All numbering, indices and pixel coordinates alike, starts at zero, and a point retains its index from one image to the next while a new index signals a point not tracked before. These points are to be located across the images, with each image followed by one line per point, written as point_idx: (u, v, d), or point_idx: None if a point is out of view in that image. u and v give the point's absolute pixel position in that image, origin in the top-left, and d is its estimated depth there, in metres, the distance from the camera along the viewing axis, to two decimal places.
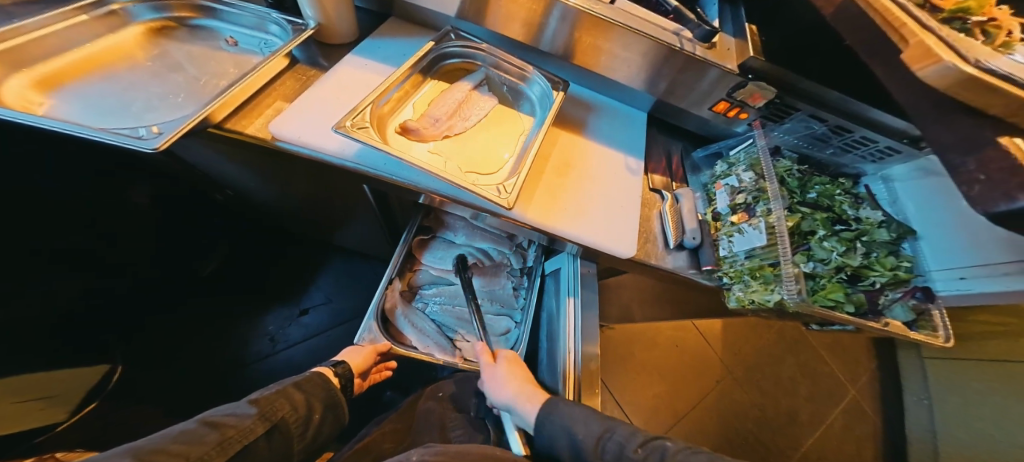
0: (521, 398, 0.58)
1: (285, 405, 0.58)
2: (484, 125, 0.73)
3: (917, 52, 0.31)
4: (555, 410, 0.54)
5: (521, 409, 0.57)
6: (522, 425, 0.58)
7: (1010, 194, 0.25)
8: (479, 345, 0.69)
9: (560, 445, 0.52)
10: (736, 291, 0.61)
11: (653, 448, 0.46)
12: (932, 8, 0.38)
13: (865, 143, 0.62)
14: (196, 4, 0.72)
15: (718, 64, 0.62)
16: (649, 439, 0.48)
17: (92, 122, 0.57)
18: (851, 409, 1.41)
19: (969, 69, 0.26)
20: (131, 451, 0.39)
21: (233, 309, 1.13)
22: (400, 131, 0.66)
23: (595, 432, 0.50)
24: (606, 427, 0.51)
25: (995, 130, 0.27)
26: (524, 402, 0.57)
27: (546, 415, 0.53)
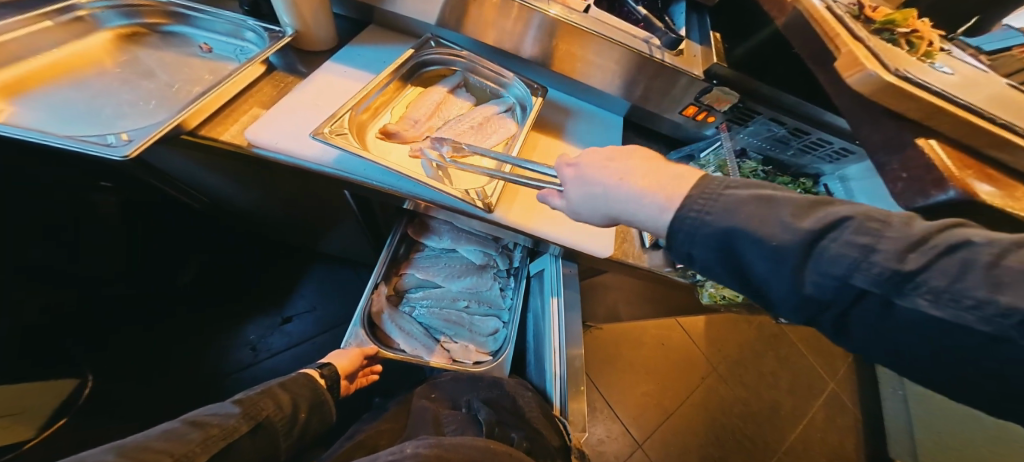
0: (635, 195, 0.37)
1: (270, 405, 0.58)
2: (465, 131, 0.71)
3: (847, 60, 0.36)
4: (722, 206, 0.33)
5: (648, 204, 0.36)
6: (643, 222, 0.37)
7: (926, 191, 0.30)
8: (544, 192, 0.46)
9: (742, 251, 0.32)
10: (709, 288, 0.64)
11: (946, 244, 0.25)
12: (866, 20, 0.44)
13: (821, 145, 0.67)
14: (167, 10, 0.71)
15: (685, 70, 0.66)
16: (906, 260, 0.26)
17: (57, 128, 0.56)
18: (830, 400, 1.46)
19: (890, 78, 0.32)
20: (116, 448, 0.41)
21: (211, 320, 1.10)
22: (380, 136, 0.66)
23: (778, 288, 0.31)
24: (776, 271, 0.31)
25: (915, 133, 0.33)
26: (659, 202, 0.35)
27: (711, 207, 0.33)
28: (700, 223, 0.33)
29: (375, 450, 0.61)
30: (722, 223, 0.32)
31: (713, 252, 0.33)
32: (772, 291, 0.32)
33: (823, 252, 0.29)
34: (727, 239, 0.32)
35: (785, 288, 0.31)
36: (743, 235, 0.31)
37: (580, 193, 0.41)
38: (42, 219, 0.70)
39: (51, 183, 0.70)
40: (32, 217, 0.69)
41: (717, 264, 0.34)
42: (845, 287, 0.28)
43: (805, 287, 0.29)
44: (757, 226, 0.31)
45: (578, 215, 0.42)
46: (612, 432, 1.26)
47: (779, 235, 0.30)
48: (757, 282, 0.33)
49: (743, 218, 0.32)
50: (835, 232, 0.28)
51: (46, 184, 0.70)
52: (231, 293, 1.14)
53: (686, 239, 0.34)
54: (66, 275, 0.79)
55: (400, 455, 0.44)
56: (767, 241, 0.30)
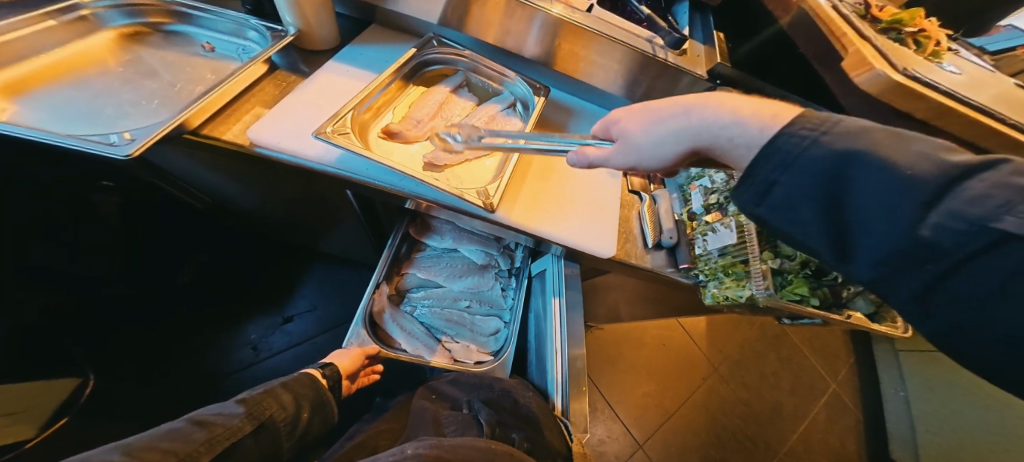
0: (724, 119, 0.36)
1: (272, 405, 0.58)
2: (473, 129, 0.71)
3: (853, 60, 0.36)
4: (840, 136, 0.29)
5: (739, 126, 0.35)
6: (733, 147, 0.36)
7: None
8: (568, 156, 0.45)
9: (851, 183, 0.28)
10: (712, 288, 0.62)
11: None
12: (872, 19, 0.43)
13: None
14: (169, 10, 0.71)
15: (688, 70, 0.66)
16: None
17: (60, 127, 0.56)
18: (832, 401, 1.46)
19: (898, 78, 0.32)
20: (121, 447, 0.41)
21: (213, 319, 1.10)
22: (383, 136, 0.66)
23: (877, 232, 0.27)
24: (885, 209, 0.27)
25: None
26: (755, 120, 0.34)
27: (823, 134, 0.30)
28: (807, 148, 0.30)
29: (375, 450, 0.61)
30: (843, 148, 0.29)
31: (816, 183, 0.30)
32: (866, 238, 0.28)
33: (961, 193, 0.24)
34: (841, 166, 0.29)
35: (891, 228, 0.26)
36: (863, 162, 0.28)
37: (650, 133, 0.40)
38: (43, 219, 0.70)
39: (51, 183, 0.70)
40: (34, 217, 0.69)
41: (812, 196, 0.30)
42: (976, 232, 0.23)
43: (921, 228, 0.25)
44: (888, 156, 0.27)
45: (645, 158, 0.42)
46: (613, 433, 1.25)
47: (913, 168, 0.26)
48: (852, 226, 0.29)
49: (869, 147, 0.28)
50: (981, 175, 0.24)
51: (46, 184, 0.70)
52: (233, 292, 1.14)
53: (780, 165, 0.31)
54: (65, 275, 0.79)
55: (400, 456, 0.44)
56: (899, 171, 0.26)
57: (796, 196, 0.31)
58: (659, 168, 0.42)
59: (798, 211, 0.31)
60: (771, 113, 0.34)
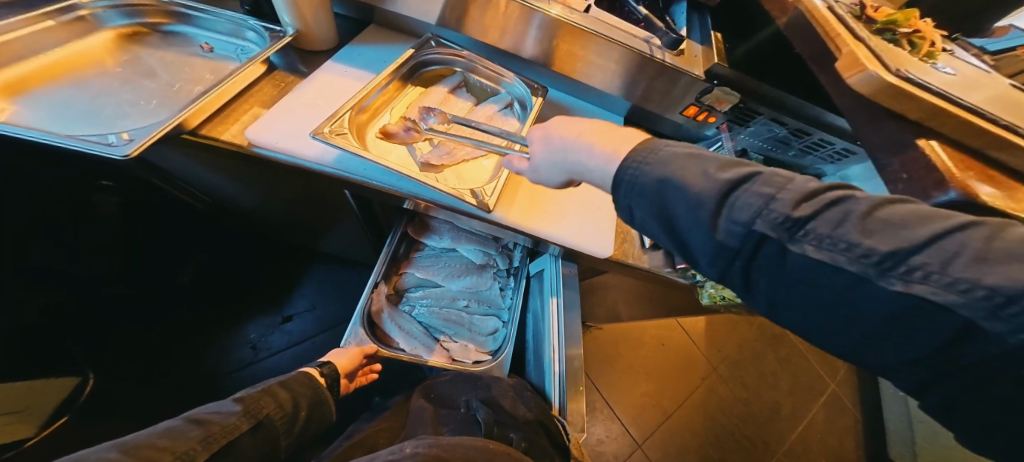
0: (586, 151, 0.40)
1: (270, 404, 0.58)
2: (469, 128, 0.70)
3: (847, 61, 0.36)
4: (654, 160, 0.34)
5: (593, 160, 0.39)
6: (592, 178, 0.40)
7: (928, 192, 0.30)
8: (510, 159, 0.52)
9: (661, 202, 0.33)
10: (709, 288, 0.64)
11: (830, 200, 0.27)
12: (867, 19, 0.44)
13: (823, 145, 0.67)
14: (169, 10, 0.71)
15: (686, 70, 0.66)
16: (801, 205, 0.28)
17: (59, 127, 0.56)
18: (830, 401, 1.46)
19: (892, 79, 0.32)
20: (119, 445, 0.42)
21: (212, 318, 1.10)
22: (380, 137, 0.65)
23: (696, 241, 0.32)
24: (691, 223, 0.32)
25: (916, 134, 0.33)
26: (606, 156, 0.38)
27: (642, 164, 0.34)
28: (637, 175, 0.34)
29: (375, 449, 0.62)
30: (656, 173, 0.33)
31: (645, 202, 0.34)
32: (693, 245, 0.33)
33: (733, 202, 0.30)
34: (659, 188, 0.33)
35: (703, 239, 0.31)
36: (672, 183, 0.32)
37: (541, 156, 0.45)
38: (42, 220, 0.71)
39: (50, 183, 0.71)
40: (33, 218, 0.69)
41: (648, 215, 0.35)
42: (750, 234, 0.29)
43: (717, 235, 0.30)
44: (684, 176, 0.32)
45: (541, 176, 0.47)
46: (611, 432, 1.25)
47: (701, 184, 0.31)
48: (679, 237, 0.33)
49: (674, 169, 0.33)
50: (745, 184, 0.30)
51: (45, 184, 0.70)
52: (232, 292, 1.14)
53: (627, 192, 0.35)
54: (65, 274, 0.80)
55: (401, 454, 0.44)
56: (689, 189, 0.31)
57: (637, 214, 0.36)
58: (554, 185, 0.47)
59: (646, 226, 0.35)
60: (620, 149, 0.37)
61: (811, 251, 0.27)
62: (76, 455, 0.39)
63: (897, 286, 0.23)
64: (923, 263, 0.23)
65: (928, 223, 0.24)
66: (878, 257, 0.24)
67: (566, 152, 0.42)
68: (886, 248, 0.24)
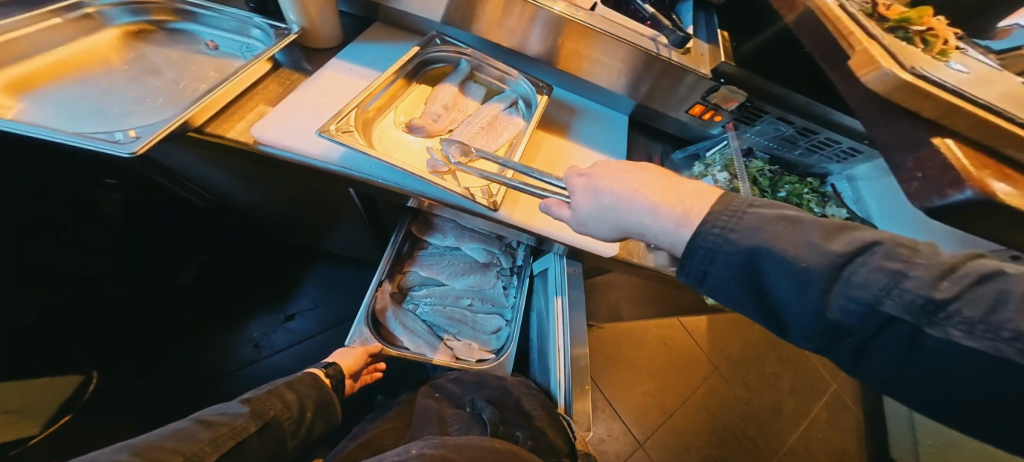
0: (648, 210, 0.38)
1: (276, 404, 0.59)
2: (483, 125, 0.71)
3: (861, 60, 0.36)
4: (748, 228, 0.33)
5: (660, 220, 0.37)
6: (656, 238, 0.38)
7: (942, 191, 0.30)
8: (545, 202, 0.47)
9: (760, 274, 0.33)
10: None
11: (978, 276, 0.25)
12: (879, 17, 0.43)
13: (829, 144, 0.67)
14: (174, 7, 0.71)
15: (692, 68, 0.66)
16: (939, 288, 0.25)
17: (65, 125, 0.56)
18: (832, 401, 1.46)
19: (907, 77, 0.32)
20: (128, 448, 0.42)
21: (215, 317, 1.10)
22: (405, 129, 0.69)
23: (800, 315, 0.31)
24: (797, 299, 0.31)
25: (929, 132, 0.32)
26: (674, 216, 0.37)
27: (729, 232, 0.33)
28: (719, 243, 0.34)
29: (382, 448, 0.62)
30: (746, 243, 0.32)
31: (737, 273, 0.33)
32: (793, 317, 0.32)
33: (849, 277, 0.28)
34: (753, 260, 0.32)
35: (808, 313, 0.30)
36: (769, 256, 0.31)
37: (589, 209, 0.42)
38: (43, 220, 0.71)
39: (51, 183, 0.71)
40: (35, 218, 0.70)
41: (738, 285, 0.34)
42: (873, 313, 0.27)
43: (829, 312, 0.29)
44: (785, 248, 0.31)
45: (587, 228, 0.44)
46: (613, 431, 1.25)
47: (807, 257, 0.30)
48: (775, 306, 0.33)
49: (769, 238, 0.32)
50: (864, 257, 0.28)
51: (46, 184, 0.71)
52: (235, 290, 1.14)
53: (706, 259, 0.34)
54: (65, 275, 0.80)
55: (406, 456, 0.44)
56: (794, 262, 0.30)
57: (728, 283, 0.34)
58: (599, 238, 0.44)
59: (736, 294, 0.35)
60: (693, 210, 0.36)
61: (955, 336, 0.24)
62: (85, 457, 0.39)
63: None
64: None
65: None
66: None
67: (623, 208, 0.40)
68: None
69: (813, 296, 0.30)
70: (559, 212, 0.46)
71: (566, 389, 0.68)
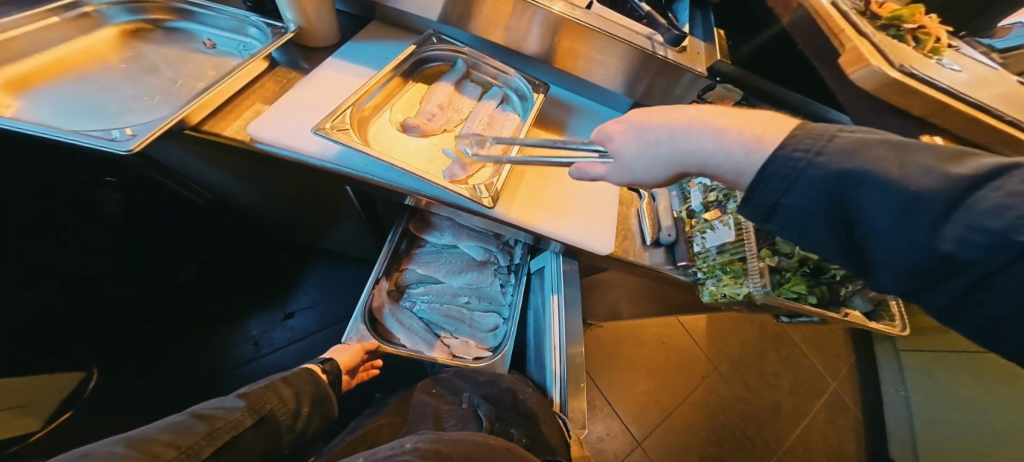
0: (711, 138, 0.34)
1: (273, 399, 0.59)
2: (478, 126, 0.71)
3: (850, 57, 0.36)
4: (836, 153, 0.28)
5: (727, 148, 0.33)
6: (722, 169, 0.34)
7: None
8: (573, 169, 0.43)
9: (848, 202, 0.27)
10: (709, 285, 0.62)
11: None
12: (872, 16, 0.43)
13: None
14: (172, 6, 0.71)
15: (688, 67, 0.66)
16: None
17: (62, 122, 0.56)
18: (832, 401, 1.45)
19: (894, 75, 0.32)
20: (124, 440, 0.42)
21: (214, 314, 1.11)
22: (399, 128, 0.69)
23: (896, 249, 0.26)
24: (897, 228, 0.25)
25: (919, 130, 0.33)
26: (743, 141, 0.32)
27: (811, 155, 0.28)
28: (800, 168, 0.29)
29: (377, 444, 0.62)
30: (836, 165, 0.27)
31: (823, 202, 0.28)
32: (886, 254, 0.26)
33: (975, 203, 0.22)
34: (843, 186, 0.27)
35: (905, 245, 0.25)
36: (863, 178, 0.26)
37: (636, 150, 0.38)
38: (43, 219, 0.71)
39: (52, 183, 0.72)
40: (33, 217, 0.70)
41: (822, 216, 0.29)
42: (1001, 245, 0.21)
43: (939, 243, 0.23)
44: (885, 170, 0.25)
45: (632, 174, 0.39)
46: (611, 430, 1.26)
47: (917, 179, 0.24)
48: (866, 242, 0.28)
49: (867, 161, 0.26)
50: (997, 182, 0.22)
51: (47, 183, 0.71)
52: (235, 288, 1.15)
53: (782, 187, 0.30)
54: (65, 274, 0.80)
55: (401, 450, 0.44)
56: (895, 185, 0.25)
57: (802, 212, 0.30)
58: (648, 184, 0.40)
59: (816, 227, 0.30)
60: (762, 137, 0.32)
61: None
62: (80, 450, 0.40)
63: None
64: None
65: None
66: None
67: (677, 143, 0.36)
68: None
69: (918, 224, 0.24)
70: (594, 171, 0.42)
71: (561, 387, 0.69)
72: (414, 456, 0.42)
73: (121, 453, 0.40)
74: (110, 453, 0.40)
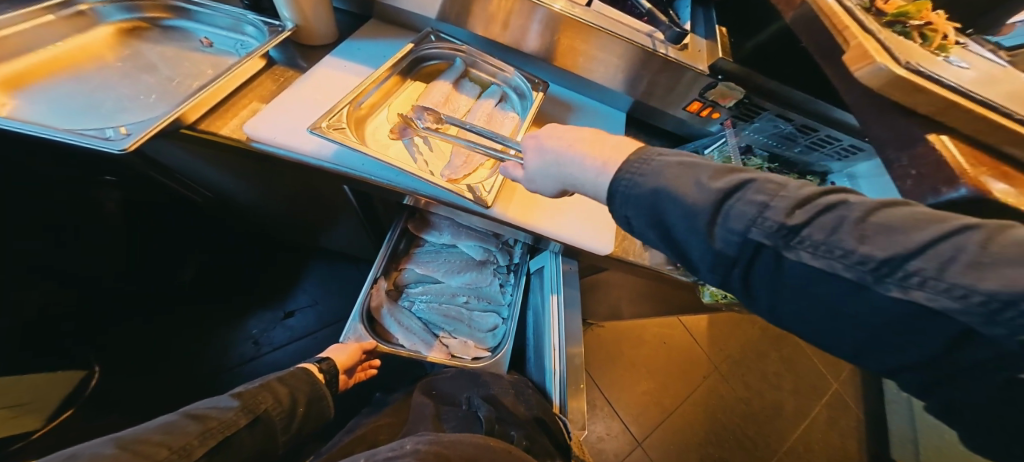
0: (577, 162, 0.39)
1: (268, 399, 0.59)
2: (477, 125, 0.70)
3: (855, 54, 0.35)
4: (649, 171, 0.34)
5: (586, 173, 0.38)
6: (587, 190, 0.39)
7: (937, 189, 0.29)
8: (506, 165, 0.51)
9: (659, 214, 0.33)
10: (710, 284, 0.63)
11: (820, 208, 0.27)
12: (878, 12, 0.42)
13: (830, 142, 0.66)
14: (169, 5, 0.71)
15: (690, 64, 0.65)
16: (795, 215, 0.28)
17: (57, 122, 0.56)
18: (834, 402, 1.44)
19: (901, 72, 0.31)
20: (115, 441, 0.42)
21: (215, 313, 1.11)
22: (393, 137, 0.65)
23: (693, 249, 0.32)
24: (691, 234, 0.31)
25: (924, 129, 0.32)
26: (598, 167, 0.37)
27: (635, 176, 0.34)
28: (630, 188, 0.34)
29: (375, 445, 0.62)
30: (650, 185, 0.33)
31: (643, 213, 0.34)
32: (691, 254, 0.33)
33: (730, 211, 0.30)
34: (655, 200, 0.33)
35: (700, 246, 0.31)
36: (667, 195, 0.32)
37: (532, 166, 0.45)
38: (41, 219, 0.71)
39: (51, 183, 0.72)
40: (33, 217, 0.70)
41: (647, 225, 0.34)
42: (747, 243, 0.29)
43: (714, 244, 0.30)
44: (678, 186, 0.32)
45: (532, 183, 0.46)
46: (611, 430, 1.25)
47: (696, 194, 0.31)
48: (676, 244, 0.34)
49: (669, 179, 0.32)
50: (740, 192, 0.30)
51: (46, 184, 0.71)
52: (234, 287, 1.15)
53: (622, 204, 0.35)
54: (64, 274, 0.80)
55: (399, 451, 0.44)
56: (685, 200, 0.31)
57: (634, 223, 0.35)
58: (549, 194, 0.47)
59: (643, 235, 0.35)
60: (611, 163, 0.37)
61: (806, 258, 0.27)
62: (68, 452, 0.40)
63: (893, 292, 0.24)
64: (919, 269, 0.23)
65: (920, 226, 0.24)
66: (874, 264, 0.24)
67: (558, 164, 0.41)
68: (883, 254, 0.24)
69: (702, 230, 0.30)
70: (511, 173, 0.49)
71: (559, 389, 0.68)
72: (411, 457, 0.42)
73: (110, 454, 0.40)
74: (100, 455, 0.40)
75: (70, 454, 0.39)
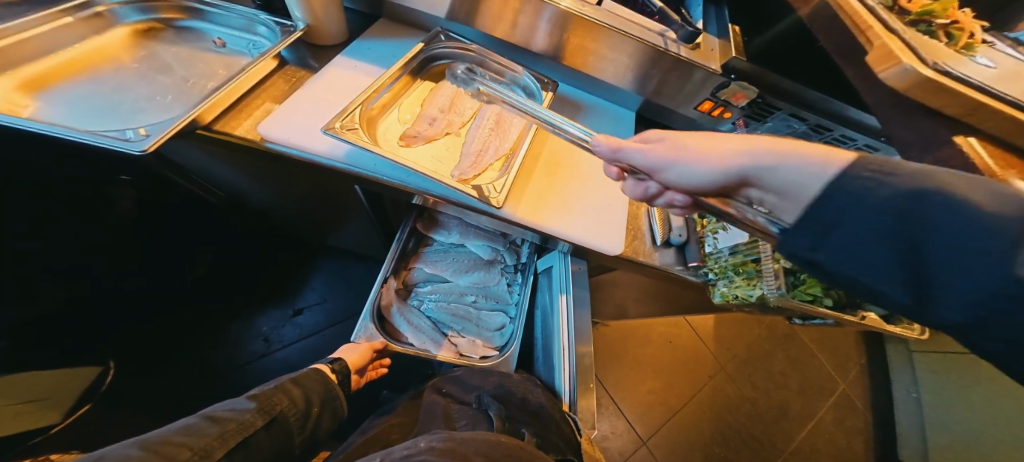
0: (766, 148, 0.28)
1: (284, 400, 0.59)
2: (486, 125, 0.71)
3: (880, 54, 0.35)
4: (893, 168, 0.22)
5: (775, 160, 0.27)
6: (770, 185, 0.27)
7: None
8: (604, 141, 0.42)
9: (911, 225, 0.21)
10: (721, 286, 0.61)
11: None
12: (901, 10, 0.42)
13: (844, 141, 0.64)
14: (183, 5, 0.72)
15: (702, 64, 0.64)
16: None
17: (77, 123, 0.57)
18: (841, 402, 1.43)
19: (929, 73, 0.30)
20: (138, 442, 0.43)
21: (226, 311, 1.12)
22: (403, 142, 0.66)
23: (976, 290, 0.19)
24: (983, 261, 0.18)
25: (952, 130, 0.31)
26: (800, 155, 0.26)
27: (870, 171, 0.23)
28: (860, 185, 0.23)
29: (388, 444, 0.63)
30: (906, 184, 0.21)
31: (865, 226, 0.22)
32: (962, 297, 0.19)
33: None
34: (904, 205, 0.21)
35: (983, 278, 0.18)
36: (938, 197, 0.20)
37: (678, 145, 0.34)
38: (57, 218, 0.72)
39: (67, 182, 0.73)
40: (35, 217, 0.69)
41: (872, 240, 0.22)
42: None
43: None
44: (963, 189, 0.20)
45: (667, 168, 0.35)
46: (616, 429, 1.25)
47: (999, 204, 0.19)
48: (936, 283, 0.20)
49: (940, 181, 0.21)
50: None
51: (56, 183, 0.72)
52: (244, 285, 1.16)
53: (834, 210, 0.23)
54: (74, 274, 0.80)
55: (414, 450, 0.44)
56: (977, 207, 0.19)
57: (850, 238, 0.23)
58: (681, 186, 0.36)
59: (856, 259, 0.23)
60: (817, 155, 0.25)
61: None
62: (98, 453, 0.40)
63: None
64: None
65: None
66: None
67: (723, 150, 0.31)
68: None
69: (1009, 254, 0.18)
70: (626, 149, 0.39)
71: (568, 390, 0.68)
72: (428, 455, 0.42)
73: (136, 456, 0.41)
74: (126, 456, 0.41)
75: (98, 456, 0.40)
